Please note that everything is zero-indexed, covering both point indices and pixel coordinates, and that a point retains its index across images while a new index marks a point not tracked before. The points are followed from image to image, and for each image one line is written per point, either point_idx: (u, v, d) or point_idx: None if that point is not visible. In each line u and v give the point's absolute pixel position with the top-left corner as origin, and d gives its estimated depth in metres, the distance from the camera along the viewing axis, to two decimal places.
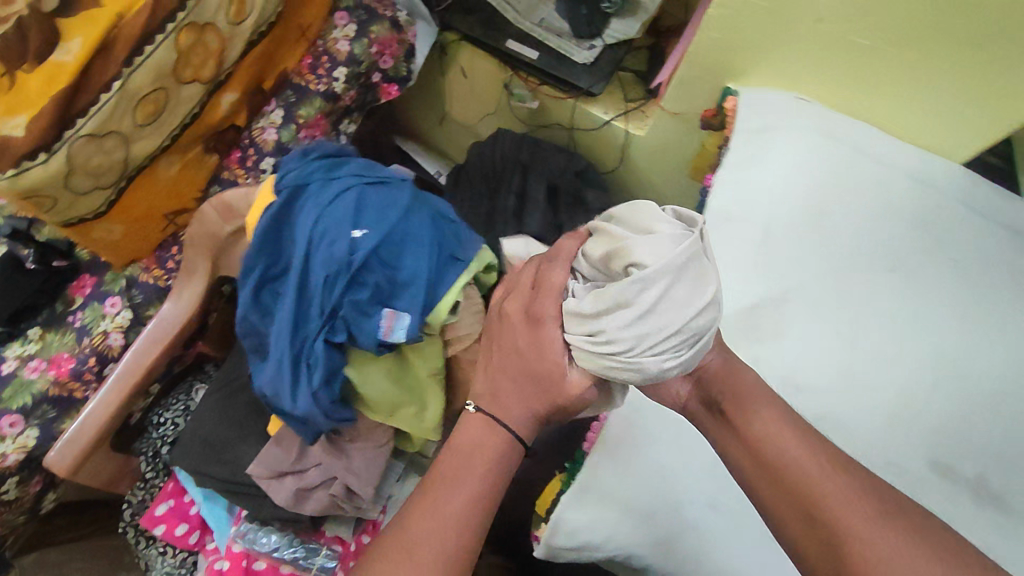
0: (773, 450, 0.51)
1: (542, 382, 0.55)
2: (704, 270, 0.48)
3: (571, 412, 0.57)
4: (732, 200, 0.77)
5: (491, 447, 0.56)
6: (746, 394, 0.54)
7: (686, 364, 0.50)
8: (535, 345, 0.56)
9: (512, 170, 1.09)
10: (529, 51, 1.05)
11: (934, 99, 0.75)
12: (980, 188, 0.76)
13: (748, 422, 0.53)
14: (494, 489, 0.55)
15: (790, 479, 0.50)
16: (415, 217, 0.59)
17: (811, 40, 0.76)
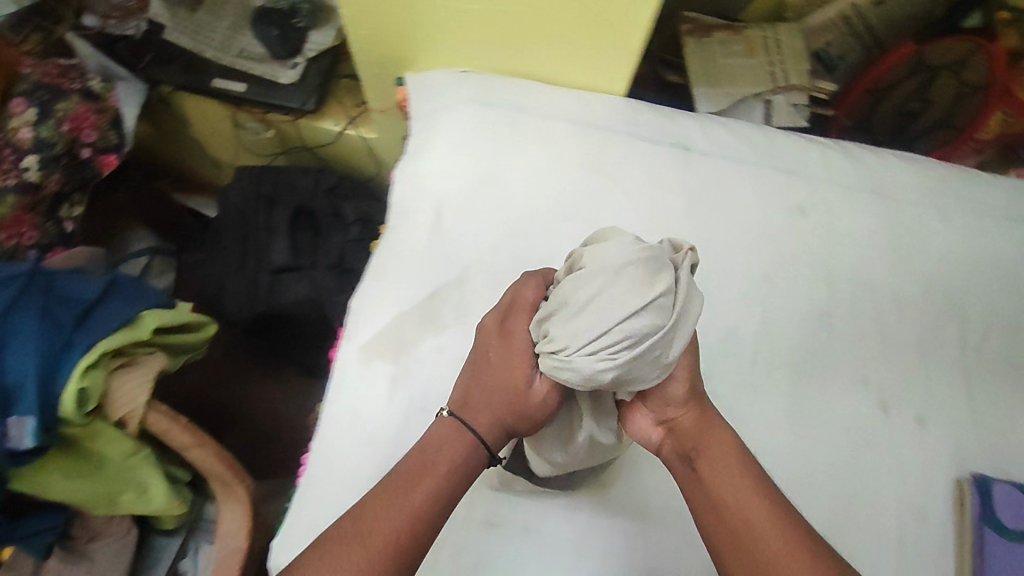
0: (734, 512, 0.50)
1: (502, 391, 0.54)
2: (652, 278, 0.48)
3: (540, 423, 0.55)
4: (412, 189, 0.75)
5: (464, 443, 0.53)
6: (722, 453, 0.53)
7: (628, 369, 0.48)
8: (504, 351, 0.55)
9: (259, 207, 1.08)
10: (236, 84, 1.01)
11: (571, 42, 0.73)
12: (643, 113, 0.78)
13: (716, 480, 0.52)
14: (454, 492, 0.52)
15: (748, 548, 0.48)
16: (13, 317, 0.61)
17: (437, 15, 0.73)
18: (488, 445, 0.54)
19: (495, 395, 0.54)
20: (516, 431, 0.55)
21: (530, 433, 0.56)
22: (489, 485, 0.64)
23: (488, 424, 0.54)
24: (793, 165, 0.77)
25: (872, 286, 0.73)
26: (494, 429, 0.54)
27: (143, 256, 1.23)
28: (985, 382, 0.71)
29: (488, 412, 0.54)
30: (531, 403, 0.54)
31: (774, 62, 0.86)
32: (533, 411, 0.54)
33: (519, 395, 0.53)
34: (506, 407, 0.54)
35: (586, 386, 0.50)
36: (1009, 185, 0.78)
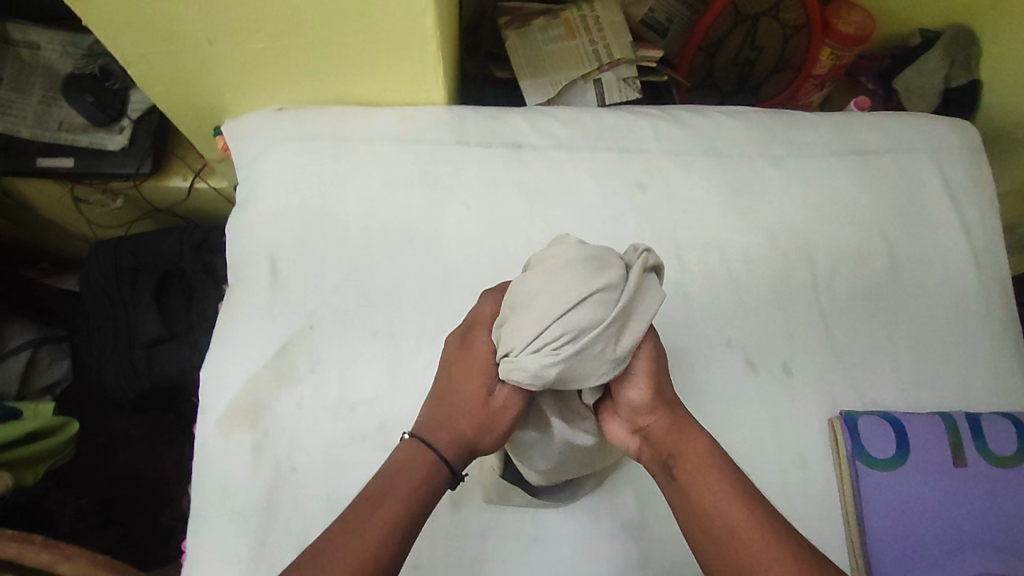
0: (713, 518, 0.50)
1: (470, 396, 0.54)
2: (595, 272, 0.48)
3: (504, 433, 0.55)
4: (246, 243, 0.71)
5: (422, 461, 0.54)
6: (699, 459, 0.52)
7: (573, 365, 0.48)
8: (465, 364, 0.55)
9: (125, 279, 0.99)
10: (61, 161, 0.92)
11: (381, 61, 0.70)
12: (468, 118, 0.76)
13: (696, 485, 0.51)
14: (418, 513, 0.52)
15: (730, 555, 0.48)
16: None
17: (227, 61, 0.70)
18: (449, 462, 0.54)
19: (460, 409, 0.55)
20: (478, 444, 0.55)
21: (493, 446, 0.55)
22: (483, 500, 0.63)
23: (451, 440, 0.55)
24: (625, 142, 0.77)
25: (721, 246, 0.74)
26: (453, 445, 0.54)
27: (22, 352, 1.02)
28: (840, 316, 0.72)
29: (451, 429, 0.55)
30: (495, 413, 0.54)
31: (596, 40, 0.85)
32: (497, 422, 0.54)
33: (482, 406, 0.54)
34: (467, 420, 0.54)
35: (537, 386, 0.50)
36: (832, 121, 0.80)
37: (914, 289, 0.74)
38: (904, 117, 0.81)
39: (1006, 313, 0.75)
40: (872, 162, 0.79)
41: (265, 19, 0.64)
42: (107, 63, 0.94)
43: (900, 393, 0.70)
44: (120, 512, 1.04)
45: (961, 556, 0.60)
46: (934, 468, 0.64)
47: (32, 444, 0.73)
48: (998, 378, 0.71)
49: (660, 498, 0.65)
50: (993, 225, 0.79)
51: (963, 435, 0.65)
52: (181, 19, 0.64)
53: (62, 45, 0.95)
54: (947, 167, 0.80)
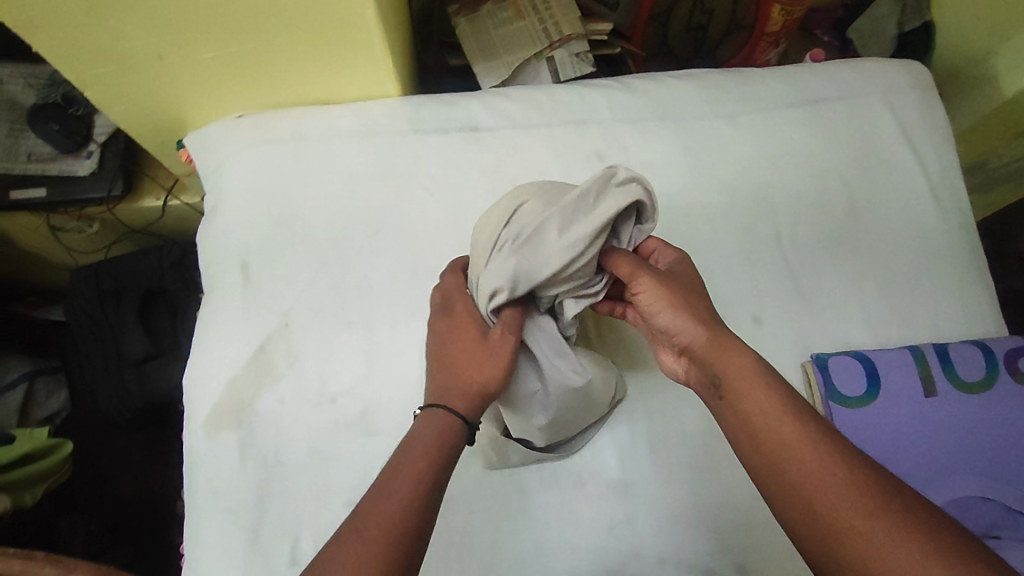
0: (761, 430, 0.46)
1: (467, 345, 0.55)
2: (540, 191, 0.56)
3: (509, 370, 0.55)
4: (216, 249, 0.73)
5: (439, 421, 0.52)
6: (743, 374, 0.49)
7: (528, 255, 0.54)
8: (449, 327, 0.57)
9: (109, 302, 1.00)
10: (34, 190, 0.93)
11: (326, 59, 0.71)
12: (424, 106, 0.77)
13: (742, 400, 0.48)
14: (445, 468, 0.50)
15: (780, 468, 0.45)
16: None
17: (180, 74, 0.71)
18: (464, 416, 0.53)
19: (460, 359, 0.55)
20: (486, 387, 0.54)
21: (501, 386, 0.55)
22: (484, 465, 0.64)
23: (459, 395, 0.54)
24: (580, 114, 0.78)
25: (683, 207, 0.75)
26: (463, 400, 0.54)
27: (21, 384, 1.01)
28: (805, 263, 0.74)
29: (458, 384, 0.54)
30: (495, 349, 0.55)
31: (545, 19, 0.87)
32: (499, 362, 0.55)
33: (481, 348, 0.55)
34: (471, 367, 0.54)
35: (505, 296, 0.54)
36: (783, 74, 0.81)
37: (877, 229, 0.76)
38: (853, 63, 0.83)
39: (969, 243, 0.76)
40: (826, 109, 0.80)
41: (207, 28, 0.64)
42: (69, 89, 0.94)
43: (869, 332, 0.71)
44: (130, 532, 1.06)
45: (936, 483, 0.62)
46: (904, 398, 0.66)
47: (29, 464, 0.78)
48: (965, 306, 0.73)
49: (642, 456, 0.66)
50: (950, 159, 0.80)
51: (932, 364, 0.67)
52: (126, 38, 0.65)
53: (24, 76, 0.95)
54: (899, 108, 0.81)
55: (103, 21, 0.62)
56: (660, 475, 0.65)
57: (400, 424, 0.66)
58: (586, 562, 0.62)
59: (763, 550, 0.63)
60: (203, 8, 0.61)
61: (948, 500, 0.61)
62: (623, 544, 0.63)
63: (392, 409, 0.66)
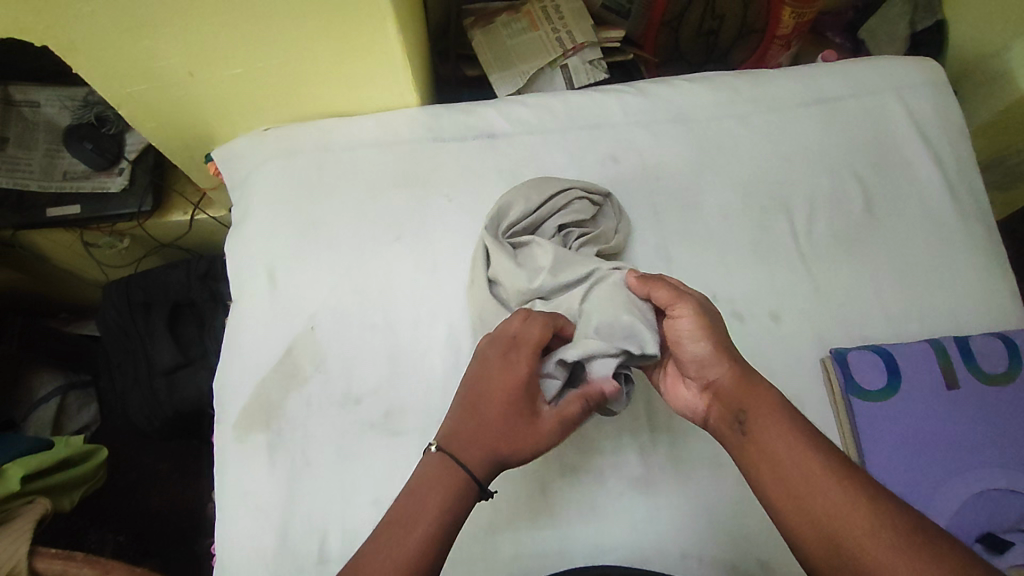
0: (793, 473, 0.48)
1: (516, 412, 0.53)
2: None
3: (543, 451, 0.54)
4: (245, 257, 0.75)
5: (449, 481, 0.51)
6: (775, 417, 0.51)
7: (544, 184, 0.70)
8: (504, 380, 0.54)
9: (139, 314, 1.03)
10: (69, 207, 0.96)
11: (345, 72, 0.74)
12: (442, 115, 0.79)
13: (775, 443, 0.50)
14: (447, 537, 0.50)
15: (812, 509, 0.46)
16: None
17: (208, 89, 0.74)
18: (478, 481, 0.51)
19: (494, 425, 0.53)
20: (513, 462, 0.53)
21: (528, 463, 0.54)
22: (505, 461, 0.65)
23: (483, 461, 0.52)
24: (595, 119, 0.79)
25: (698, 206, 0.76)
26: (482, 465, 0.52)
27: (54, 398, 1.07)
28: (823, 260, 0.74)
29: (486, 448, 0.52)
30: (543, 427, 0.53)
31: (558, 28, 0.91)
32: (537, 442, 0.53)
33: (529, 423, 0.53)
34: (506, 442, 0.52)
35: (517, 211, 0.69)
36: (795, 74, 0.83)
37: (894, 224, 0.76)
38: (864, 62, 0.84)
39: (988, 236, 0.76)
40: (838, 108, 0.81)
41: (233, 44, 0.67)
42: (101, 110, 0.97)
43: (889, 327, 0.71)
44: (158, 544, 1.06)
45: (961, 477, 0.62)
46: (927, 392, 0.65)
47: (70, 469, 0.82)
48: (986, 299, 0.73)
49: (664, 453, 0.66)
50: (966, 154, 0.80)
51: (953, 356, 0.67)
52: (158, 57, 0.68)
53: (60, 99, 0.98)
54: (912, 105, 0.82)
55: (137, 40, 0.65)
56: (681, 473, 0.65)
57: (423, 426, 0.67)
58: (609, 558, 0.63)
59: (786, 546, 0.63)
60: (228, 24, 0.64)
61: (974, 492, 0.61)
62: (646, 541, 0.63)
63: (416, 409, 0.67)
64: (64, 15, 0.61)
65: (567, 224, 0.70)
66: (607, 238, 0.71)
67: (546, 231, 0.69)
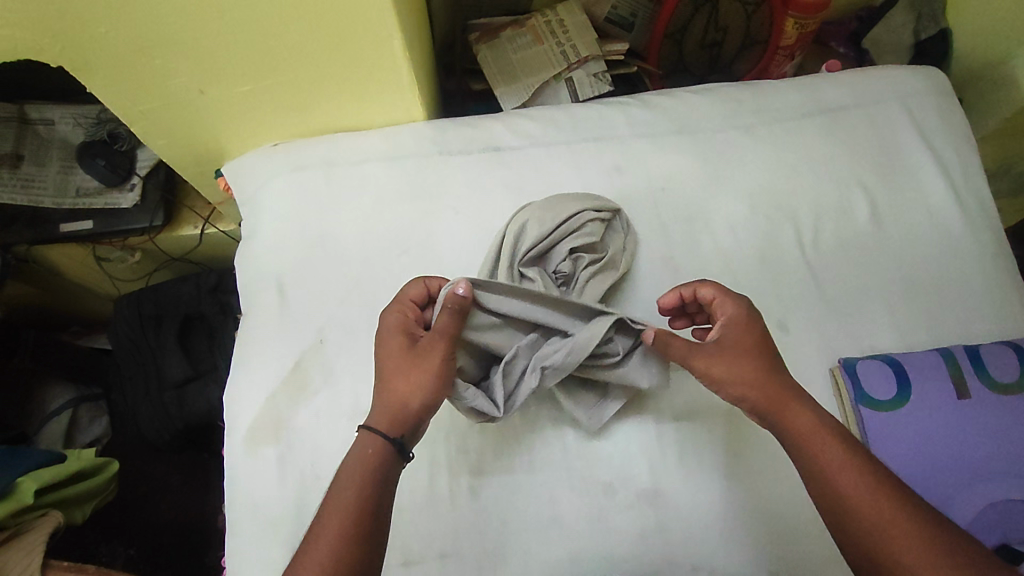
0: (836, 486, 0.50)
1: (400, 355, 0.57)
2: None
3: (436, 380, 0.56)
4: (255, 271, 0.76)
5: (364, 447, 0.53)
6: (819, 435, 0.53)
7: (557, 204, 0.71)
8: (387, 335, 0.59)
9: (148, 327, 1.03)
10: (82, 224, 0.97)
11: (353, 88, 0.75)
12: (448, 129, 0.80)
13: (821, 457, 0.52)
14: (374, 486, 0.52)
15: (854, 525, 0.49)
16: None
17: (220, 108, 0.75)
18: (386, 434, 0.54)
19: (386, 371, 0.57)
20: (409, 400, 0.55)
21: (425, 397, 0.55)
22: (514, 474, 0.65)
23: (382, 410, 0.55)
24: (600, 131, 0.80)
25: (703, 216, 0.76)
26: (385, 418, 0.55)
27: (65, 412, 1.08)
28: (829, 268, 0.74)
29: (383, 397, 0.56)
30: (425, 356, 0.57)
31: (562, 42, 0.92)
32: (425, 371, 0.56)
33: (411, 359, 0.57)
34: (397, 383, 0.56)
35: (531, 236, 0.69)
36: (798, 84, 0.83)
37: (900, 232, 0.76)
38: (868, 71, 0.84)
39: (995, 243, 0.76)
40: (841, 117, 0.81)
41: (243, 62, 0.68)
42: (113, 127, 0.99)
43: (897, 336, 0.71)
44: (167, 557, 1.07)
45: (974, 486, 0.61)
46: (937, 401, 0.65)
47: (83, 481, 0.83)
48: (994, 306, 0.72)
49: (673, 464, 0.66)
50: (972, 162, 0.80)
51: (963, 365, 0.66)
52: (170, 77, 0.69)
53: (73, 117, 1.00)
54: (916, 112, 0.82)
55: (150, 60, 0.66)
56: (690, 484, 0.65)
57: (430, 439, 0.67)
58: (618, 570, 0.62)
59: (796, 558, 0.63)
60: (238, 43, 0.65)
61: (988, 502, 0.60)
62: (656, 551, 0.63)
63: None
64: (80, 36, 0.62)
65: (578, 249, 0.70)
66: (616, 260, 0.71)
67: (559, 255, 0.70)
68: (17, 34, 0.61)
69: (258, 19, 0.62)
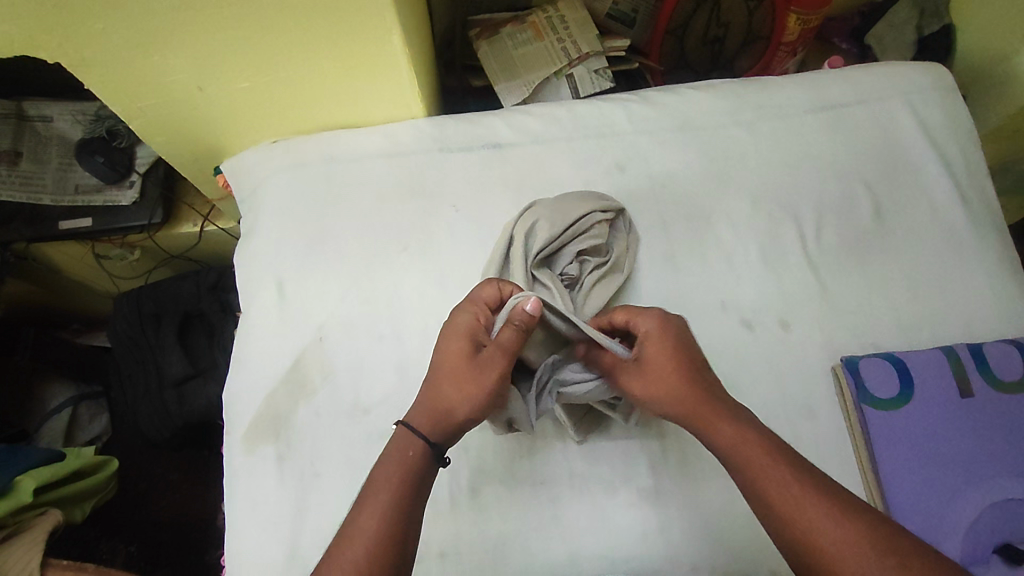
0: (771, 496, 0.49)
1: (462, 360, 0.54)
2: None
3: (488, 395, 0.54)
4: (254, 269, 0.76)
5: (404, 447, 0.53)
6: (746, 444, 0.51)
7: (564, 204, 0.70)
8: (451, 334, 0.57)
9: (149, 325, 1.03)
10: (81, 221, 0.97)
11: (352, 85, 0.75)
12: (448, 126, 0.79)
13: (749, 469, 0.50)
14: (414, 489, 0.51)
15: (791, 537, 0.48)
16: None
17: (219, 104, 0.75)
18: (428, 440, 0.53)
19: (442, 373, 0.55)
20: (457, 409, 0.54)
21: (472, 412, 0.54)
22: (515, 473, 0.65)
23: (430, 414, 0.54)
24: (601, 127, 0.79)
25: (705, 213, 0.76)
26: (429, 422, 0.54)
27: (65, 409, 1.07)
28: (831, 267, 0.73)
29: (437, 401, 0.54)
30: (483, 368, 0.54)
31: (563, 38, 0.92)
32: (482, 384, 0.54)
33: (470, 367, 0.54)
34: (451, 389, 0.54)
35: (543, 237, 0.67)
36: (801, 80, 0.82)
37: (903, 230, 0.75)
38: (872, 67, 0.84)
39: (999, 241, 0.76)
40: (845, 114, 0.81)
41: (242, 59, 0.68)
42: (112, 124, 0.98)
43: (900, 334, 0.71)
44: (168, 556, 1.06)
45: (977, 486, 0.61)
46: (939, 400, 0.64)
47: (80, 480, 0.83)
48: (998, 305, 0.72)
49: (674, 463, 0.66)
50: (976, 160, 0.80)
51: (966, 363, 0.66)
52: (169, 74, 0.69)
53: (72, 114, 1.00)
54: (920, 109, 0.81)
55: (147, 57, 0.66)
56: (692, 483, 0.65)
57: None
58: (618, 569, 0.62)
59: None
60: (236, 39, 0.65)
61: (990, 502, 0.60)
62: (656, 550, 0.62)
63: None
64: (77, 33, 0.62)
65: (584, 250, 0.70)
66: (620, 264, 0.71)
67: (566, 256, 0.69)
68: (15, 31, 0.60)
69: (256, 14, 0.62)
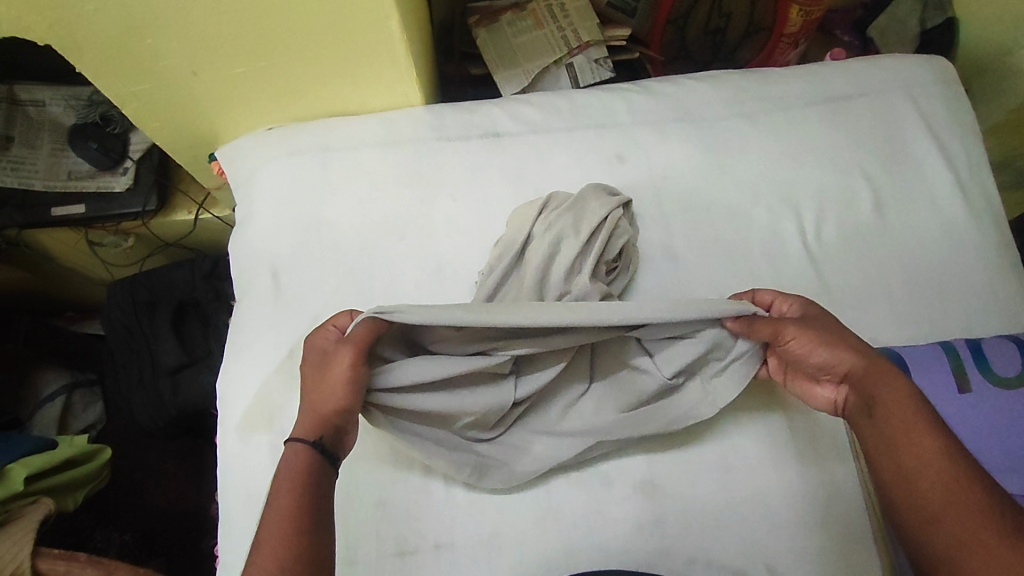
0: (910, 453, 0.52)
1: (313, 374, 0.57)
2: None
3: (346, 385, 0.55)
4: (249, 257, 0.75)
5: (288, 460, 0.53)
6: (902, 402, 0.54)
7: (579, 202, 0.70)
8: (307, 360, 0.59)
9: (144, 314, 1.02)
10: (74, 208, 0.96)
11: (350, 71, 0.74)
12: (446, 114, 0.79)
13: (896, 424, 0.53)
14: (307, 494, 0.51)
15: (912, 491, 0.51)
16: None
17: (214, 89, 0.74)
18: (307, 442, 0.54)
19: (306, 391, 0.57)
20: (325, 410, 0.55)
21: (339, 402, 0.55)
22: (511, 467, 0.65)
23: (303, 422, 0.55)
24: (601, 117, 0.79)
25: (705, 205, 0.75)
26: (305, 429, 0.55)
27: (59, 397, 1.07)
28: (831, 260, 0.73)
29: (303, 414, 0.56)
30: (332, 368, 0.56)
31: (563, 27, 0.91)
32: (333, 380, 0.56)
33: (320, 374, 0.57)
34: (311, 396, 0.56)
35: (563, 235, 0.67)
36: (802, 72, 0.82)
37: (903, 224, 0.75)
38: (873, 60, 0.83)
39: (998, 236, 0.75)
40: (845, 105, 0.80)
41: (238, 44, 0.67)
42: (106, 109, 0.97)
43: (899, 329, 0.70)
44: (163, 544, 1.06)
45: None
46: (938, 396, 0.64)
47: (71, 470, 0.82)
48: (997, 301, 0.71)
49: (668, 456, 0.65)
50: (977, 154, 0.79)
51: (965, 359, 0.65)
52: (163, 58, 0.68)
53: (65, 99, 0.98)
54: (921, 102, 0.81)
55: (141, 39, 0.65)
56: (688, 476, 0.64)
57: None
58: (612, 562, 0.62)
59: (794, 553, 0.62)
60: (231, 22, 0.64)
61: None
62: (651, 543, 0.62)
63: None
64: (71, 13, 0.60)
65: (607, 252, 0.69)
66: (632, 255, 0.71)
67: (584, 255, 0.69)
68: (5, 10, 0.59)
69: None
